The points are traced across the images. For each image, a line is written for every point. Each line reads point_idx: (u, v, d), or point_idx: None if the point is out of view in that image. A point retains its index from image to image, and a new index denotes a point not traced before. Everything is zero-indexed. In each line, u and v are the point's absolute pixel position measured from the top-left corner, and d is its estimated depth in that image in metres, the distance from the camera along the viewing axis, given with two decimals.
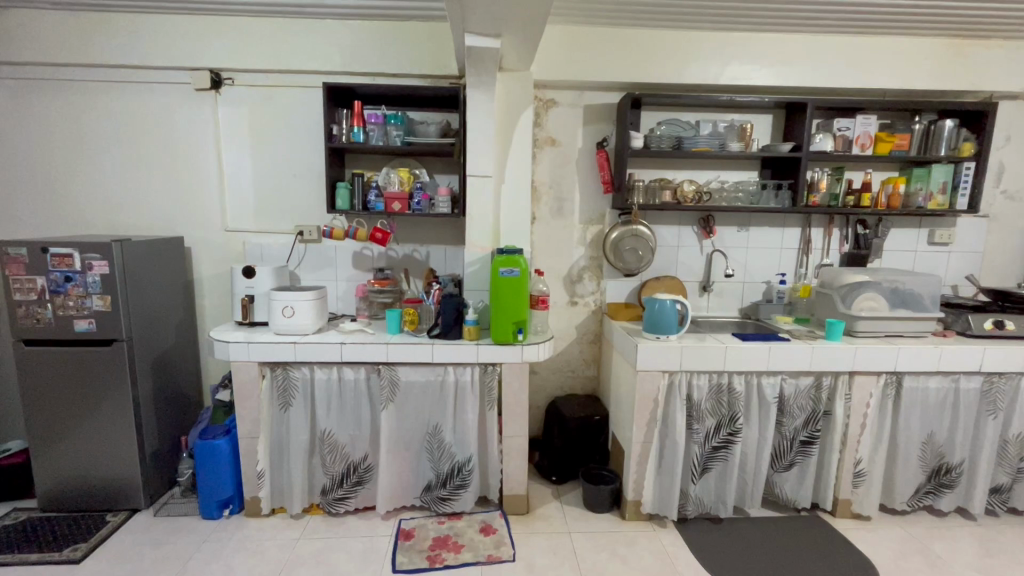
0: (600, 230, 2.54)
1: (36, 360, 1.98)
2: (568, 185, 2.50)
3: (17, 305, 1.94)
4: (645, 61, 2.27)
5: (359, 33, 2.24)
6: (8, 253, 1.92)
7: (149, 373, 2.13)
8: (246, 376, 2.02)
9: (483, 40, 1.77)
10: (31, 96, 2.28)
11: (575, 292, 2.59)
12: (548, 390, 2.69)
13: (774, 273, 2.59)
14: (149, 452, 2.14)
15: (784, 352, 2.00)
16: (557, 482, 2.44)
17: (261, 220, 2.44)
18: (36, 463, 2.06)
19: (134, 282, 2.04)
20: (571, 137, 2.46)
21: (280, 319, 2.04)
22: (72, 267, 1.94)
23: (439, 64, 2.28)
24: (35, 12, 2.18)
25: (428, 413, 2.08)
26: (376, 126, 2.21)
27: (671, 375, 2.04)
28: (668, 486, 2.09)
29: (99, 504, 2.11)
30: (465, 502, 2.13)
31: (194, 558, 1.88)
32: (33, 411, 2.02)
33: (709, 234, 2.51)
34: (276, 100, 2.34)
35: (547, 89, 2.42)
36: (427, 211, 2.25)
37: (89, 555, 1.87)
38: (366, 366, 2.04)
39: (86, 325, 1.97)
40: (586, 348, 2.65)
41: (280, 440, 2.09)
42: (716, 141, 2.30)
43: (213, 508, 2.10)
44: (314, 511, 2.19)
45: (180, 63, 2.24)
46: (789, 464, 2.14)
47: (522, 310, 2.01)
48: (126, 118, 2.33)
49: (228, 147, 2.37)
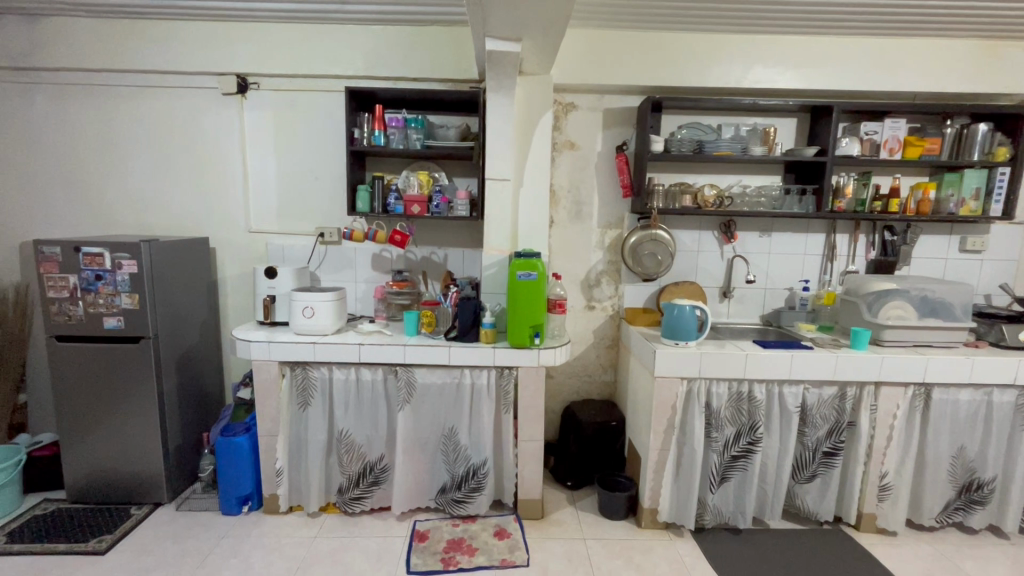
0: (619, 235, 2.52)
1: (67, 355, 2.05)
2: (587, 188, 2.49)
3: (51, 302, 2.01)
4: (666, 65, 2.25)
5: (381, 38, 2.27)
6: (43, 251, 1.99)
7: (174, 370, 2.18)
8: (267, 375, 2.06)
9: (503, 44, 1.78)
10: (66, 101, 2.37)
11: (593, 296, 2.57)
12: (564, 394, 2.67)
13: (797, 279, 2.53)
14: (172, 447, 2.18)
15: (808, 360, 1.96)
16: (572, 487, 2.42)
17: (284, 222, 2.48)
18: (66, 455, 2.13)
19: (161, 281, 2.09)
20: (591, 141, 2.45)
21: (300, 319, 2.07)
22: (103, 266, 2.00)
23: (460, 68, 2.29)
24: (72, 20, 2.26)
25: (444, 415, 2.09)
26: (397, 129, 2.23)
27: (690, 381, 2.02)
28: (686, 494, 2.06)
29: (123, 496, 2.17)
30: (479, 505, 2.13)
31: (214, 553, 1.92)
32: (63, 404, 2.08)
33: (730, 239, 2.47)
34: (299, 104, 2.38)
35: (567, 93, 2.41)
36: (446, 214, 2.26)
37: (114, 546, 1.92)
38: (384, 367, 2.06)
39: (114, 322, 2.03)
40: (602, 353, 2.63)
41: (298, 439, 2.12)
42: (739, 146, 2.27)
43: (233, 504, 2.14)
44: (330, 510, 2.20)
45: (209, 68, 2.30)
46: (810, 476, 2.09)
47: (539, 313, 2.01)
48: (156, 121, 2.40)
49: (252, 150, 2.42)
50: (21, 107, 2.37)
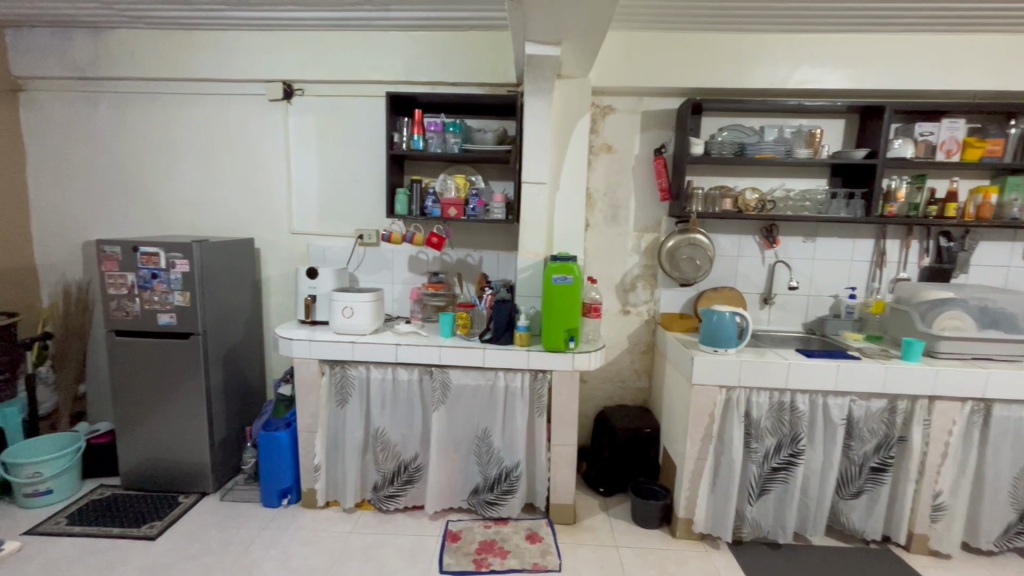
0: (656, 239, 2.48)
1: (124, 349, 2.16)
2: (623, 191, 2.47)
3: (110, 298, 2.13)
4: (708, 66, 2.20)
5: (422, 43, 2.31)
6: (105, 250, 2.11)
7: (220, 365, 2.27)
8: (307, 373, 2.12)
9: (543, 48, 1.78)
10: (127, 108, 2.51)
11: (628, 301, 2.54)
12: (597, 399, 2.65)
13: (843, 286, 2.44)
14: (217, 438, 2.27)
15: (854, 370, 1.88)
16: (604, 493, 2.39)
17: (324, 223, 2.55)
18: (121, 444, 2.25)
19: (210, 280, 2.19)
20: (628, 144, 2.43)
21: (340, 319, 2.13)
22: (158, 265, 2.10)
23: (498, 72, 2.31)
24: (133, 32, 2.39)
25: (478, 416, 2.10)
26: (435, 134, 2.27)
27: (729, 390, 1.97)
28: (723, 506, 2.01)
29: (172, 484, 2.27)
30: (511, 508, 2.13)
31: (256, 543, 1.99)
32: (120, 395, 2.20)
33: (772, 244, 2.40)
34: (342, 109, 2.45)
35: (605, 95, 2.40)
36: (482, 217, 2.28)
37: (163, 532, 2.01)
38: (419, 367, 2.09)
39: (167, 319, 2.13)
40: (637, 358, 2.59)
41: (335, 436, 2.17)
42: (782, 148, 2.20)
43: (273, 497, 2.21)
44: (365, 507, 2.25)
45: (257, 75, 2.39)
46: (856, 492, 2.01)
47: (574, 317, 2.01)
48: (208, 127, 2.51)
49: (296, 154, 2.50)
50: (87, 115, 2.52)
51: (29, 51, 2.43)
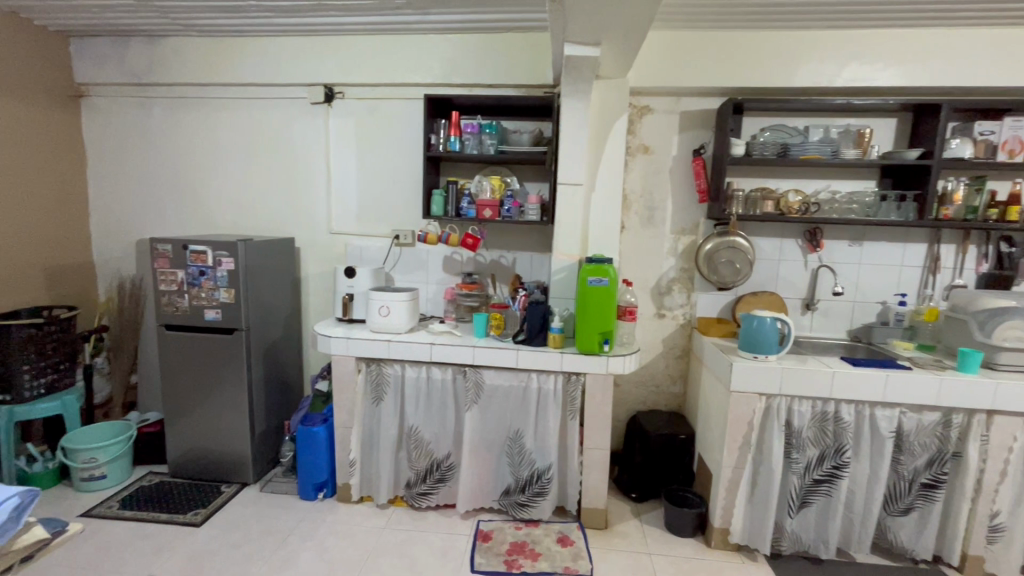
0: (693, 241, 2.44)
1: (173, 343, 2.26)
2: (660, 193, 2.43)
3: (162, 294, 2.23)
4: (751, 65, 2.15)
5: (459, 46, 2.34)
6: (157, 248, 2.21)
7: (262, 360, 2.34)
8: (344, 370, 2.17)
9: (582, 48, 1.77)
10: (178, 112, 2.62)
11: (663, 304, 2.50)
12: (629, 404, 2.61)
13: (892, 292, 2.33)
14: (257, 431, 2.35)
15: (905, 381, 1.80)
16: (637, 499, 2.36)
17: (362, 223, 2.60)
18: (169, 433, 2.35)
19: (254, 277, 2.26)
20: (665, 145, 2.39)
21: (377, 318, 2.17)
22: (206, 263, 2.19)
23: (535, 73, 2.31)
24: (186, 39, 2.50)
25: (511, 417, 2.10)
26: (472, 135, 2.28)
27: (769, 398, 1.91)
28: (761, 517, 1.95)
29: (216, 474, 2.36)
30: (543, 510, 2.12)
31: (294, 534, 2.04)
32: (169, 386, 2.30)
33: (816, 248, 2.32)
34: (380, 112, 2.50)
35: (643, 96, 2.36)
36: (517, 218, 2.28)
37: (207, 520, 2.09)
38: (453, 367, 2.11)
39: (213, 315, 2.21)
40: (672, 363, 2.54)
41: (370, 432, 2.21)
42: (828, 149, 2.13)
43: (310, 490, 2.26)
44: (397, 503, 2.28)
45: (300, 80, 2.46)
46: (905, 508, 1.92)
47: (609, 320, 1.99)
48: (253, 130, 2.60)
49: (336, 156, 2.56)
50: (142, 119, 2.65)
51: (91, 59, 2.57)
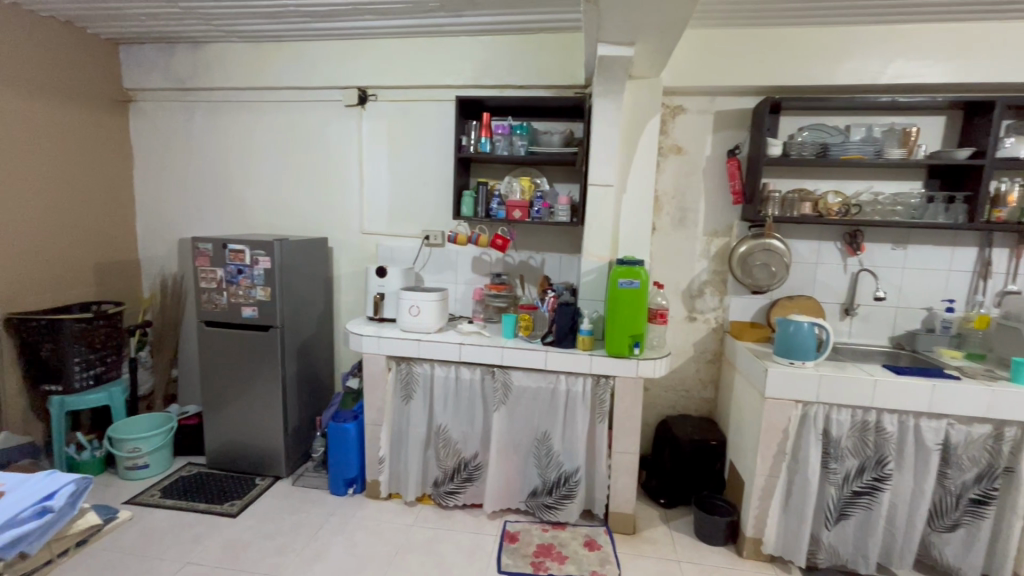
0: (726, 243, 2.39)
1: (212, 338, 2.34)
2: (693, 194, 2.39)
3: (203, 291, 2.31)
4: (789, 63, 2.09)
5: (491, 48, 2.35)
6: (199, 247, 2.29)
7: (295, 357, 2.40)
8: (375, 368, 2.20)
9: (615, 48, 1.75)
10: (219, 116, 2.71)
11: (695, 307, 2.46)
12: (658, 408, 2.57)
13: (939, 298, 2.23)
14: (290, 426, 2.41)
15: (953, 391, 1.72)
16: (665, 505, 2.32)
17: (393, 224, 2.63)
18: (207, 425, 2.43)
19: (289, 276, 2.32)
20: (698, 145, 2.35)
21: (407, 317, 2.20)
22: (244, 261, 2.26)
23: (566, 74, 2.30)
24: (227, 45, 2.58)
25: (539, 418, 2.10)
26: (502, 136, 2.29)
27: (806, 405, 1.85)
28: (796, 528, 1.89)
29: (250, 467, 2.42)
30: (569, 513, 2.11)
31: (325, 528, 2.08)
32: (207, 381, 2.38)
33: (856, 251, 2.23)
34: (412, 114, 2.53)
35: (676, 95, 2.33)
36: (547, 220, 2.28)
37: (242, 511, 2.16)
38: (481, 367, 2.12)
39: (250, 312, 2.28)
40: (703, 367, 2.50)
41: (399, 430, 2.23)
42: (871, 148, 2.05)
43: (340, 486, 2.31)
44: (425, 501, 2.30)
45: (335, 83, 2.51)
46: (952, 525, 1.83)
47: (640, 323, 1.96)
48: (289, 132, 2.67)
49: (368, 157, 2.61)
50: (185, 123, 2.75)
51: (139, 66, 2.68)
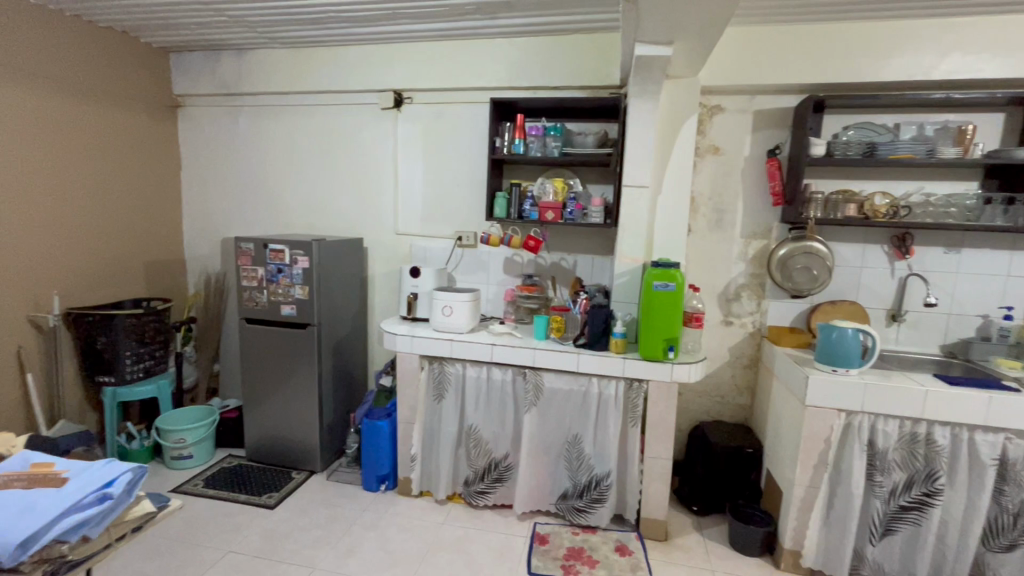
0: (765, 246, 2.32)
1: (253, 335, 2.42)
2: (730, 195, 2.33)
3: (244, 290, 2.39)
4: (834, 60, 2.02)
5: (525, 49, 2.35)
6: (241, 247, 2.38)
7: (331, 354, 2.46)
8: (408, 367, 2.24)
9: (653, 48, 1.73)
10: (261, 120, 2.80)
11: (731, 311, 2.40)
12: (691, 413, 2.52)
13: (996, 305, 2.12)
14: (325, 421, 2.46)
15: (1012, 403, 1.63)
16: (698, 513, 2.27)
17: (426, 225, 2.67)
18: (247, 419, 2.51)
19: (326, 275, 2.38)
20: (737, 145, 2.30)
21: (440, 317, 2.23)
22: (283, 261, 2.32)
23: (601, 74, 2.28)
24: (269, 51, 2.67)
25: (570, 421, 2.09)
26: (536, 138, 2.29)
27: (849, 415, 1.78)
28: (838, 542, 1.82)
29: (287, 460, 2.49)
30: (600, 517, 2.09)
31: (358, 523, 2.12)
32: (248, 376, 2.46)
33: (905, 255, 2.15)
34: (446, 116, 2.55)
35: (714, 95, 2.28)
36: (580, 221, 2.27)
37: (279, 503, 2.22)
38: (513, 368, 2.12)
39: (289, 310, 2.35)
40: (739, 372, 2.44)
41: (431, 429, 2.26)
42: (923, 148, 1.96)
43: (373, 482, 2.35)
44: (455, 500, 2.32)
45: (372, 86, 2.56)
46: (1009, 545, 1.73)
47: (675, 326, 1.93)
48: (327, 135, 2.73)
49: (403, 159, 2.65)
50: (229, 126, 2.85)
51: (187, 72, 2.80)
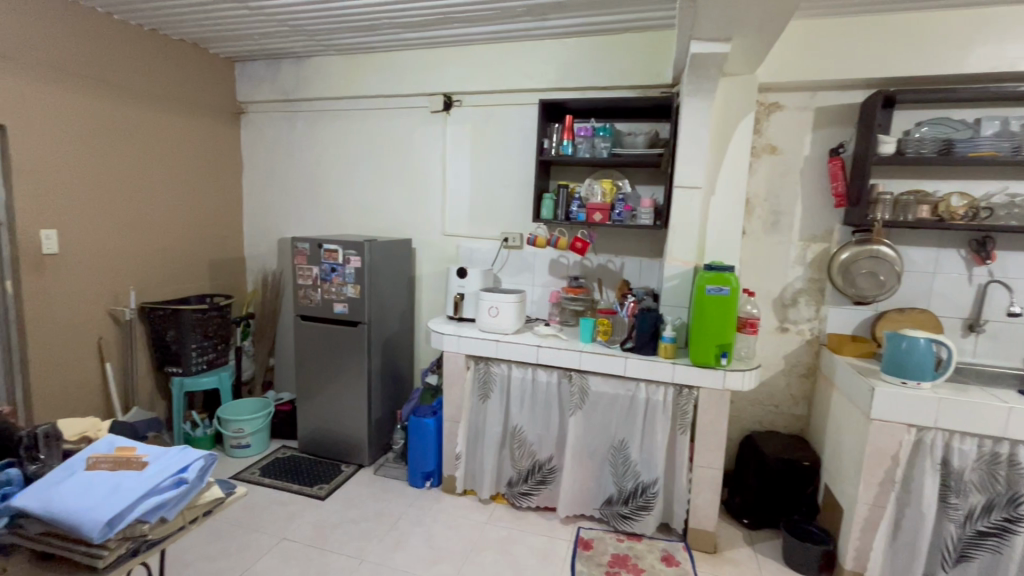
0: (826, 249, 2.21)
1: (307, 331, 2.51)
2: (788, 196, 2.23)
3: (300, 288, 2.49)
4: (906, 52, 1.91)
5: (575, 50, 2.34)
6: (298, 247, 2.48)
7: (379, 351, 2.52)
8: (454, 366, 2.26)
9: (710, 45, 1.68)
10: (317, 124, 2.91)
11: (787, 317, 2.30)
12: (743, 423, 2.43)
13: None
14: (373, 417, 2.53)
15: None
16: (749, 526, 2.18)
17: (473, 226, 2.70)
18: (301, 412, 2.62)
19: (377, 275, 2.44)
20: (796, 145, 2.20)
21: (486, 318, 2.24)
22: (337, 260, 2.40)
23: (653, 73, 2.24)
24: (326, 58, 2.77)
25: (616, 426, 2.06)
26: (585, 138, 2.27)
27: (920, 430, 1.67)
28: (906, 567, 1.71)
29: (337, 453, 2.58)
30: (646, 525, 2.05)
31: (404, 518, 2.17)
32: (302, 370, 2.56)
33: (985, 260, 1.99)
34: (494, 118, 2.57)
35: (772, 92, 2.19)
36: (629, 222, 2.23)
37: (330, 495, 2.30)
38: (559, 370, 2.11)
39: (341, 308, 2.42)
40: (794, 382, 2.33)
41: (476, 428, 2.28)
42: (1007, 144, 1.83)
43: (418, 478, 2.39)
44: (498, 500, 2.32)
45: (423, 90, 2.61)
46: None
47: (728, 332, 1.87)
48: (379, 138, 2.81)
49: (452, 161, 2.69)
50: (287, 131, 2.98)
51: (250, 80, 2.95)
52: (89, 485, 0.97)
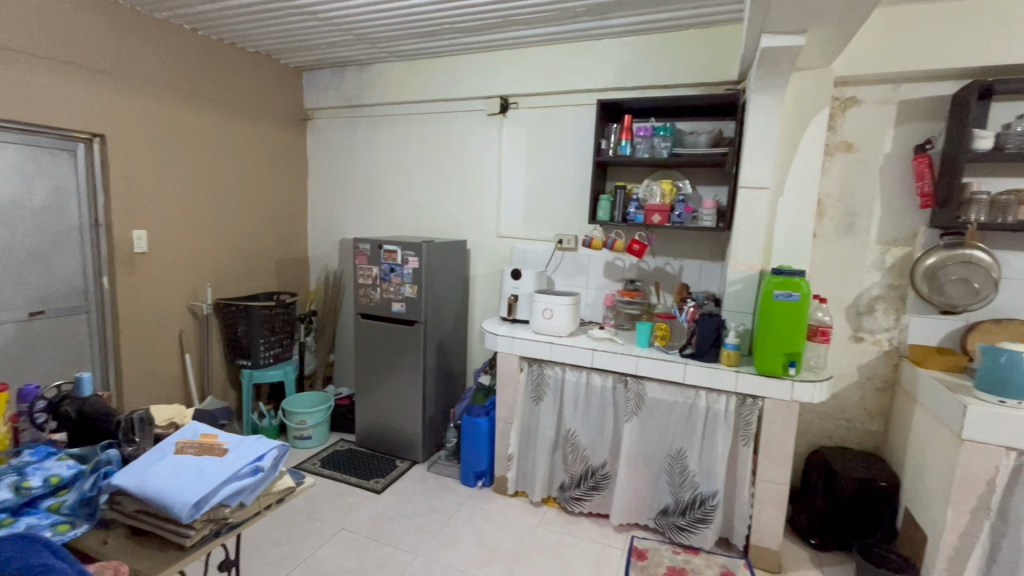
0: (908, 253, 2.05)
1: (366, 329, 2.60)
2: (866, 196, 2.09)
3: (360, 287, 2.58)
4: (1008, 38, 1.73)
5: (635, 48, 2.29)
6: (359, 247, 2.57)
7: (434, 350, 2.57)
8: (508, 367, 2.27)
9: (782, 38, 1.60)
10: (377, 129, 3.01)
11: (862, 326, 2.15)
12: (810, 437, 2.29)
13: None
14: (427, 414, 2.58)
15: None
16: (817, 547, 2.05)
17: (528, 228, 2.70)
18: (359, 406, 2.71)
19: (433, 275, 2.49)
20: (875, 142, 2.05)
21: (540, 319, 2.23)
22: (396, 261, 2.47)
23: (718, 70, 2.16)
24: (387, 65, 2.86)
25: (674, 434, 1.99)
26: (644, 138, 2.22)
27: (1021, 454, 1.51)
28: None
29: (392, 448, 2.65)
30: (704, 539, 1.97)
31: (456, 516, 2.20)
32: (361, 366, 2.65)
33: None
34: (551, 120, 2.57)
35: (849, 86, 2.06)
36: (690, 225, 2.15)
37: (385, 488, 2.37)
38: (614, 375, 2.07)
39: (399, 307, 2.49)
40: (869, 395, 2.18)
41: (528, 431, 2.27)
42: None
43: (470, 477, 2.42)
44: (550, 503, 2.31)
45: (480, 93, 2.65)
46: None
47: (797, 340, 1.77)
48: (436, 141, 2.87)
49: (507, 162, 2.70)
50: (350, 136, 3.10)
51: (317, 88, 3.09)
52: (177, 468, 1.04)
